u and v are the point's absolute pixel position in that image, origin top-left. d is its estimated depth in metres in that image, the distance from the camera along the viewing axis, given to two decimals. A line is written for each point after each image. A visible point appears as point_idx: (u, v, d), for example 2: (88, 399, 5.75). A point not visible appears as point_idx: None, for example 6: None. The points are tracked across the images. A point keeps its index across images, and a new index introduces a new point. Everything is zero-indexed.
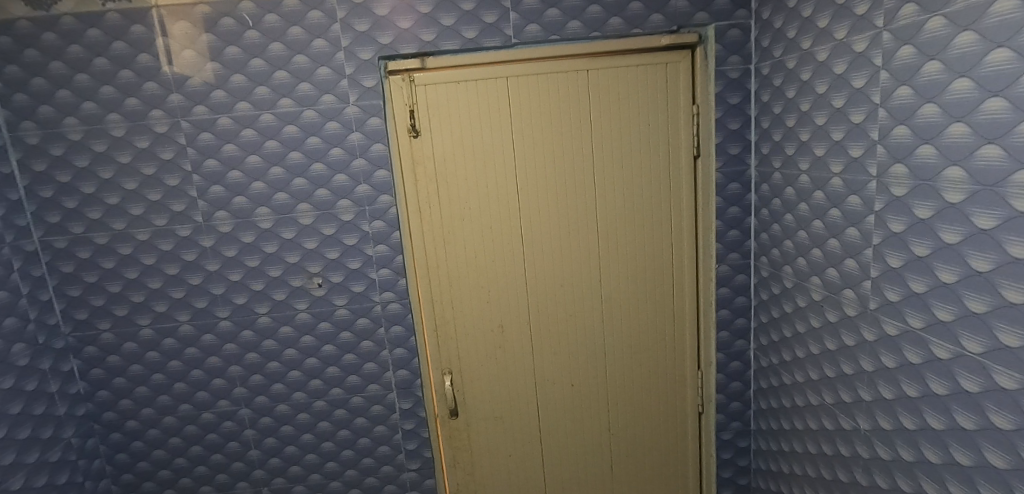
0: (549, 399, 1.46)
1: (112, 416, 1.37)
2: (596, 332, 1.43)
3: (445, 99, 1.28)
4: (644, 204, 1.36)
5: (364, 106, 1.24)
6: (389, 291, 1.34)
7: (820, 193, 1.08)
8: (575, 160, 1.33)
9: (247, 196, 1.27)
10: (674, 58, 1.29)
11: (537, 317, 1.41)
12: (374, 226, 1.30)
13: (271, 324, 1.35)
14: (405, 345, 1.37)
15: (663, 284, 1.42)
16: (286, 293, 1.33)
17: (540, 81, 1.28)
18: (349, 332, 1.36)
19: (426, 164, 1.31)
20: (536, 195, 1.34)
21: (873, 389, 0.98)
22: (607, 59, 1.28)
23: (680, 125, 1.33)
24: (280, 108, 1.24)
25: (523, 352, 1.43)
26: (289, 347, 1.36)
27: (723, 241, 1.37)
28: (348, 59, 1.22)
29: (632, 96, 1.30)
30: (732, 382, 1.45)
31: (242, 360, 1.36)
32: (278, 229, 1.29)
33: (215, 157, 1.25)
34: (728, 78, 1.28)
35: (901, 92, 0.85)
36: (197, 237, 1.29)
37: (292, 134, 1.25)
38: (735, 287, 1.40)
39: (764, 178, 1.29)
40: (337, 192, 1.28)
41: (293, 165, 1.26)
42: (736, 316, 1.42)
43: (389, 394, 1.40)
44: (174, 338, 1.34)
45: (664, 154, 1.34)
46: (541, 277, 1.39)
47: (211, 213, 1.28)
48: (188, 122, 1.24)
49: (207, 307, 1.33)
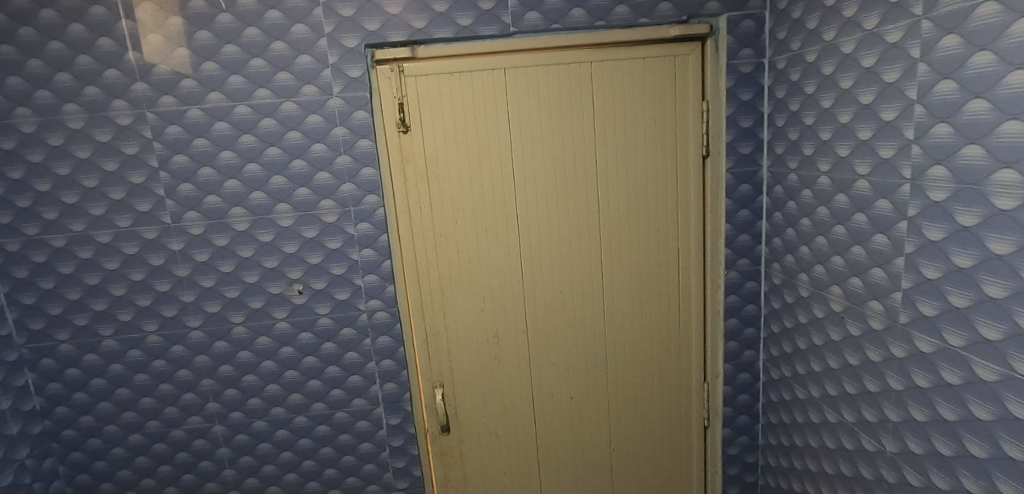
0: (546, 412, 1.38)
1: (72, 434, 1.26)
2: (597, 343, 1.34)
3: (436, 91, 1.18)
4: (650, 207, 1.28)
5: (349, 98, 1.14)
6: (376, 299, 1.24)
7: (842, 196, 1.00)
8: (577, 159, 1.24)
9: (220, 195, 1.17)
10: (683, 51, 1.21)
11: (535, 326, 1.32)
12: (359, 228, 1.20)
13: (247, 335, 1.24)
14: (393, 357, 1.28)
15: (669, 292, 1.33)
16: (263, 302, 1.22)
17: (539, 73, 1.19)
18: (332, 343, 1.26)
19: (416, 162, 1.21)
20: (535, 195, 1.25)
21: (902, 410, 0.91)
22: (611, 50, 1.19)
23: (688, 122, 1.24)
24: (256, 99, 1.13)
25: (520, 364, 1.34)
26: (266, 360, 1.26)
27: (732, 247, 1.29)
28: (331, 47, 1.12)
29: (638, 91, 1.22)
30: (740, 395, 1.38)
31: (216, 373, 1.25)
32: (254, 232, 1.19)
33: (184, 152, 1.14)
34: (740, 72, 1.20)
35: (943, 86, 0.76)
36: (165, 240, 1.18)
37: (269, 128, 1.14)
38: (745, 294, 1.32)
39: (778, 179, 1.21)
40: (319, 191, 1.18)
41: (270, 162, 1.16)
42: (745, 326, 1.34)
43: (375, 409, 1.30)
44: (139, 350, 1.23)
45: (671, 152, 1.25)
46: (539, 284, 1.30)
47: (180, 214, 1.17)
48: (154, 114, 1.13)
49: (176, 316, 1.22)
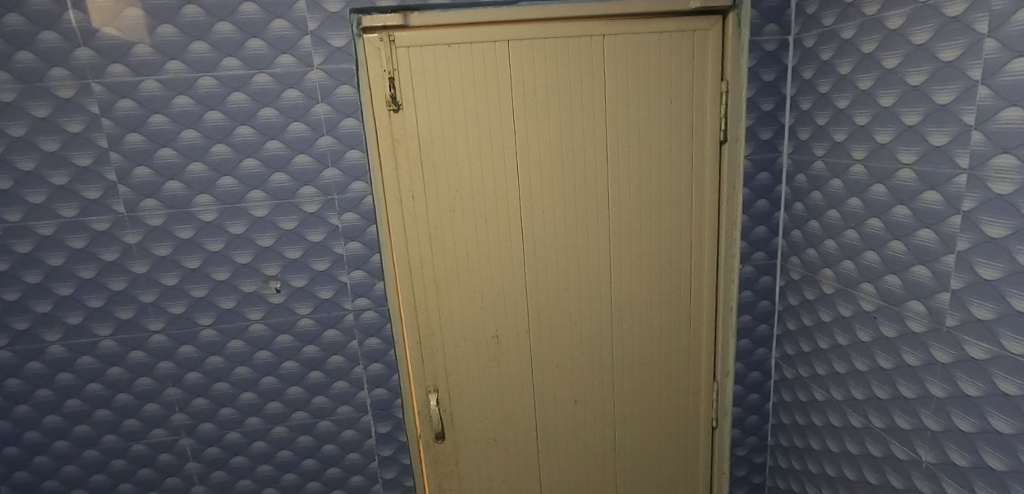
0: (548, 416, 1.28)
1: (15, 452, 1.11)
2: (603, 342, 1.25)
3: (432, 65, 1.05)
4: (662, 196, 1.18)
5: (332, 71, 1.01)
6: (364, 298, 1.12)
7: (880, 186, 0.92)
8: (585, 143, 1.13)
9: (182, 181, 1.02)
10: (702, 26, 1.10)
11: (538, 325, 1.22)
12: (344, 219, 1.08)
13: (217, 338, 1.10)
14: (383, 360, 1.16)
15: (680, 288, 1.25)
16: (235, 301, 1.09)
17: (547, 46, 1.07)
18: (315, 346, 1.13)
19: (409, 146, 1.08)
20: (541, 183, 1.13)
21: (944, 418, 0.85)
22: (626, 22, 1.07)
23: (706, 105, 1.14)
24: (223, 70, 0.98)
25: (521, 366, 1.24)
26: (240, 366, 1.12)
27: (747, 239, 1.21)
28: (311, 11, 0.98)
29: (654, 69, 1.11)
30: (750, 394, 1.31)
31: (182, 381, 1.12)
32: (223, 223, 1.05)
33: (138, 131, 0.99)
34: (763, 51, 1.11)
35: (1017, 64, 0.67)
36: (118, 232, 1.03)
37: (239, 104, 1.00)
38: (759, 290, 1.25)
39: (800, 168, 1.12)
40: (298, 177, 1.04)
41: (241, 143, 1.01)
42: (758, 322, 1.27)
43: (363, 416, 1.19)
44: (92, 357, 1.08)
45: (687, 137, 1.15)
46: (543, 279, 1.19)
47: (135, 202, 1.02)
48: (101, 85, 0.96)
49: (135, 319, 1.07)
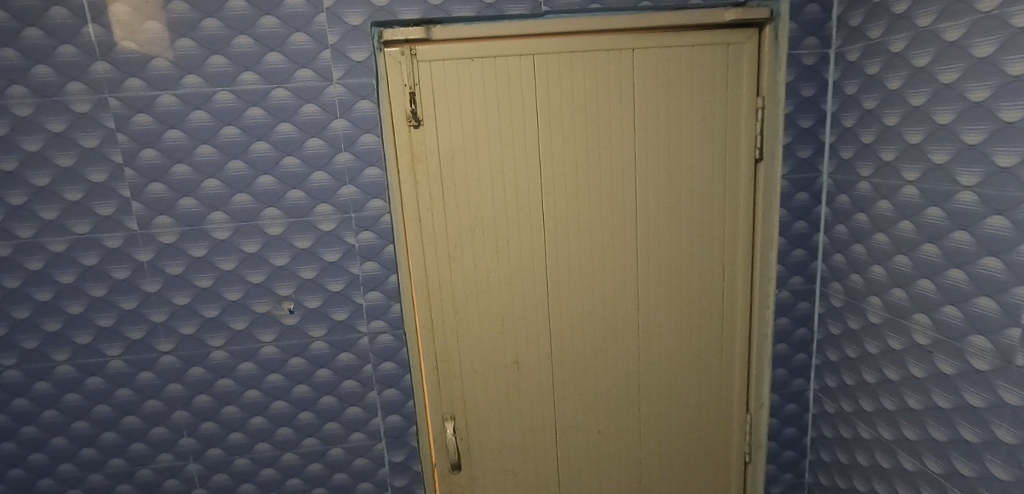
0: (570, 446, 1.22)
1: (20, 474, 1.08)
2: (630, 370, 1.18)
3: (454, 80, 1.01)
4: (693, 216, 1.12)
5: (351, 85, 0.97)
6: (379, 320, 1.08)
7: (935, 209, 0.85)
8: (613, 160, 1.07)
9: (196, 197, 0.99)
10: (737, 39, 1.05)
11: (561, 350, 1.16)
12: (360, 238, 1.03)
13: (228, 360, 1.06)
14: (398, 385, 1.11)
15: (711, 313, 1.18)
16: (247, 322, 1.05)
17: (573, 60, 1.03)
18: (327, 370, 1.09)
19: (429, 162, 1.04)
20: (565, 202, 1.08)
21: (1014, 467, 0.77)
22: (656, 36, 1.03)
23: (740, 121, 1.09)
24: (240, 84, 0.95)
25: (542, 394, 1.18)
26: (250, 389, 1.08)
27: (784, 263, 1.14)
28: (331, 24, 0.95)
29: (686, 83, 1.06)
30: (787, 428, 1.23)
31: (191, 404, 1.08)
32: (237, 241, 1.01)
33: (153, 146, 0.96)
34: (802, 65, 1.05)
35: None
36: (130, 250, 1.00)
37: (255, 119, 0.97)
38: (796, 317, 1.17)
39: (843, 188, 1.06)
40: (314, 195, 1.01)
41: (256, 159, 0.98)
42: (796, 352, 1.19)
43: (376, 444, 1.14)
44: (100, 377, 1.05)
45: (720, 154, 1.10)
46: (567, 303, 1.13)
47: (149, 219, 0.99)
48: (117, 100, 0.94)
49: (144, 339, 1.04)
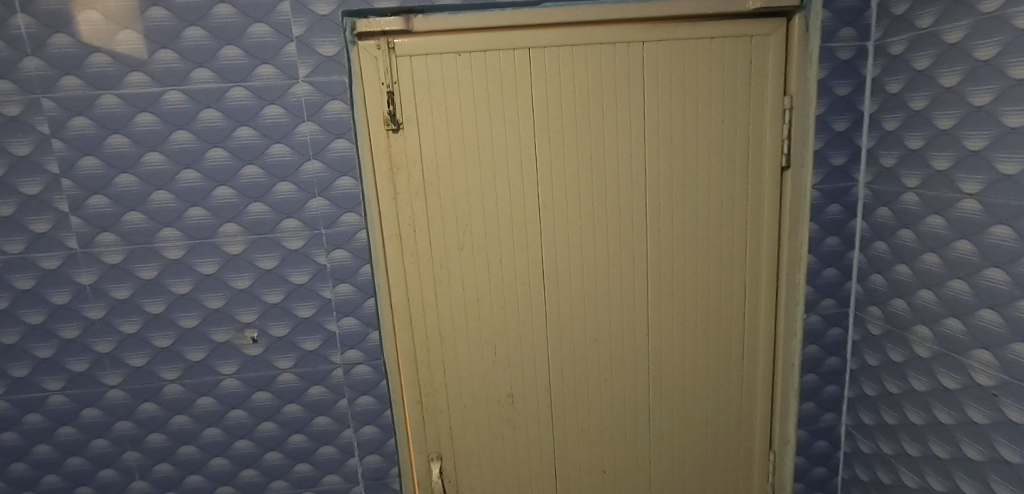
0: (573, 489, 1.08)
1: None
2: (639, 405, 1.05)
3: (439, 78, 0.89)
4: (711, 231, 0.99)
5: (320, 84, 0.85)
6: (355, 350, 0.95)
7: (1003, 229, 0.72)
8: (620, 169, 0.95)
9: (145, 212, 0.87)
10: (762, 30, 0.92)
11: (561, 381, 1.03)
12: (332, 257, 0.91)
13: (185, 394, 0.94)
14: (377, 422, 0.99)
15: (730, 340, 1.05)
16: (205, 353, 0.93)
17: (575, 55, 0.90)
18: (297, 406, 0.96)
19: (411, 171, 0.92)
20: (565, 217, 0.96)
21: None
22: (669, 27, 0.90)
23: (765, 123, 0.96)
24: (193, 83, 0.83)
25: (541, 431, 1.05)
26: (209, 427, 0.96)
27: (814, 284, 1.01)
28: (296, 13, 0.83)
29: (703, 80, 0.93)
30: (816, 468, 1.09)
31: (143, 444, 0.96)
32: (191, 261, 0.89)
33: (94, 153, 0.84)
34: (836, 59, 0.92)
35: None
36: (70, 271, 0.88)
37: (211, 123, 0.85)
38: (827, 344, 1.04)
39: (882, 200, 0.92)
40: (279, 209, 0.89)
41: (212, 169, 0.86)
42: (826, 383, 1.06)
43: (353, 487, 1.01)
44: (40, 414, 0.93)
45: (742, 161, 0.97)
46: (568, 331, 1.01)
47: (90, 237, 0.87)
48: (51, 101, 0.82)
49: (89, 372, 0.92)
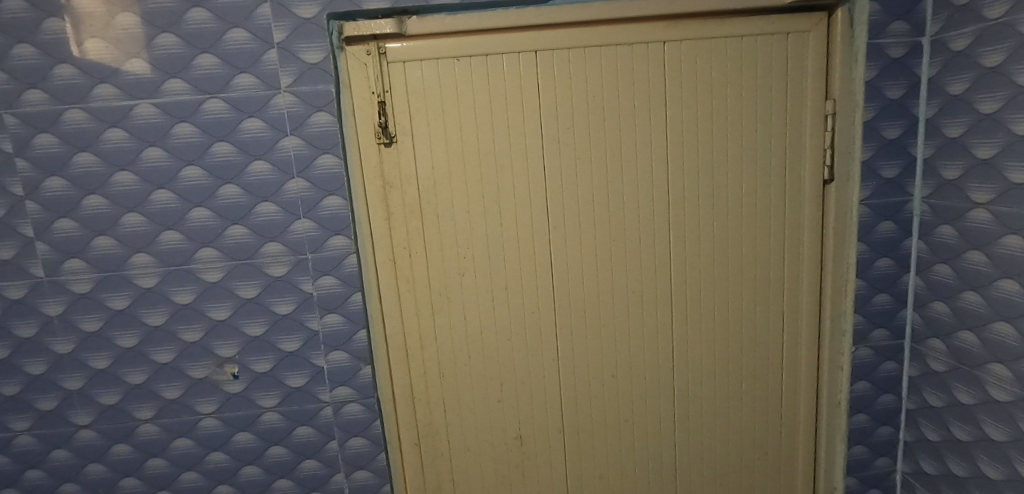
0: None
1: None
2: (663, 447, 0.94)
3: (435, 86, 0.80)
4: (744, 252, 0.88)
5: (304, 94, 0.77)
6: (345, 387, 0.86)
7: None
8: (640, 183, 0.84)
9: (115, 236, 0.79)
10: (800, 26, 0.82)
11: (575, 421, 0.92)
12: (320, 285, 0.82)
13: (160, 435, 0.86)
14: (370, 466, 0.89)
15: (766, 376, 0.93)
16: (182, 390, 0.84)
17: (588, 58, 0.81)
18: (282, 448, 0.87)
19: (405, 190, 0.83)
20: (578, 239, 0.86)
21: None
22: (693, 24, 0.80)
23: (805, 130, 0.85)
24: (166, 95, 0.76)
25: (552, 477, 0.94)
26: (187, 471, 0.87)
27: (863, 312, 0.88)
28: (277, 17, 0.75)
29: (733, 83, 0.82)
30: None
31: (116, 489, 0.87)
32: (166, 289, 0.81)
33: (61, 174, 0.77)
34: (886, 58, 0.81)
35: None
36: (36, 301, 0.80)
37: (186, 138, 0.77)
38: (879, 380, 0.91)
39: (945, 217, 0.80)
40: (260, 232, 0.80)
41: (188, 188, 0.78)
42: (878, 425, 0.93)
43: None
44: (7, 456, 0.86)
45: (778, 173, 0.85)
46: (582, 364, 0.90)
47: (57, 264, 0.79)
48: (15, 117, 0.75)
49: (57, 410, 0.84)
